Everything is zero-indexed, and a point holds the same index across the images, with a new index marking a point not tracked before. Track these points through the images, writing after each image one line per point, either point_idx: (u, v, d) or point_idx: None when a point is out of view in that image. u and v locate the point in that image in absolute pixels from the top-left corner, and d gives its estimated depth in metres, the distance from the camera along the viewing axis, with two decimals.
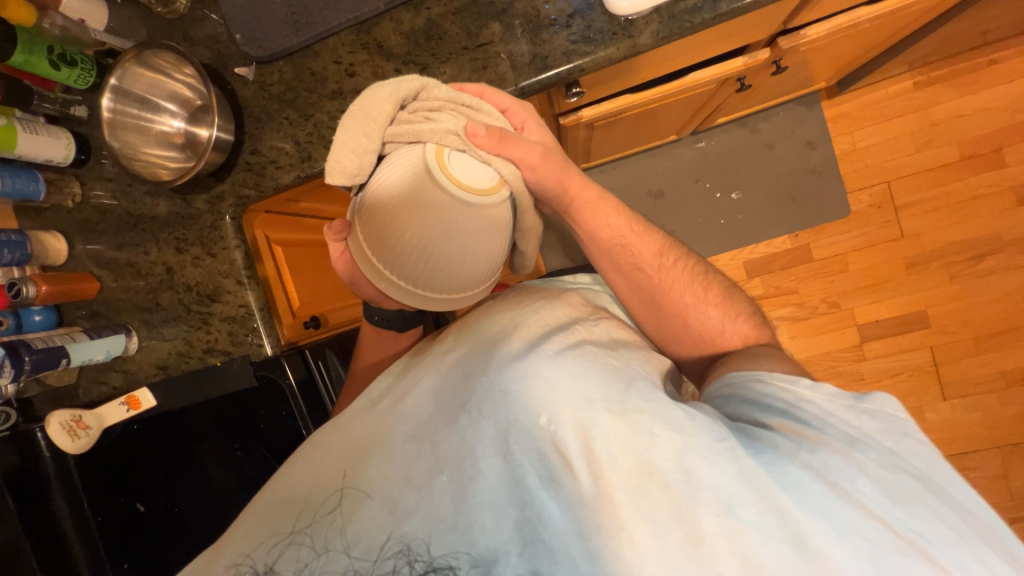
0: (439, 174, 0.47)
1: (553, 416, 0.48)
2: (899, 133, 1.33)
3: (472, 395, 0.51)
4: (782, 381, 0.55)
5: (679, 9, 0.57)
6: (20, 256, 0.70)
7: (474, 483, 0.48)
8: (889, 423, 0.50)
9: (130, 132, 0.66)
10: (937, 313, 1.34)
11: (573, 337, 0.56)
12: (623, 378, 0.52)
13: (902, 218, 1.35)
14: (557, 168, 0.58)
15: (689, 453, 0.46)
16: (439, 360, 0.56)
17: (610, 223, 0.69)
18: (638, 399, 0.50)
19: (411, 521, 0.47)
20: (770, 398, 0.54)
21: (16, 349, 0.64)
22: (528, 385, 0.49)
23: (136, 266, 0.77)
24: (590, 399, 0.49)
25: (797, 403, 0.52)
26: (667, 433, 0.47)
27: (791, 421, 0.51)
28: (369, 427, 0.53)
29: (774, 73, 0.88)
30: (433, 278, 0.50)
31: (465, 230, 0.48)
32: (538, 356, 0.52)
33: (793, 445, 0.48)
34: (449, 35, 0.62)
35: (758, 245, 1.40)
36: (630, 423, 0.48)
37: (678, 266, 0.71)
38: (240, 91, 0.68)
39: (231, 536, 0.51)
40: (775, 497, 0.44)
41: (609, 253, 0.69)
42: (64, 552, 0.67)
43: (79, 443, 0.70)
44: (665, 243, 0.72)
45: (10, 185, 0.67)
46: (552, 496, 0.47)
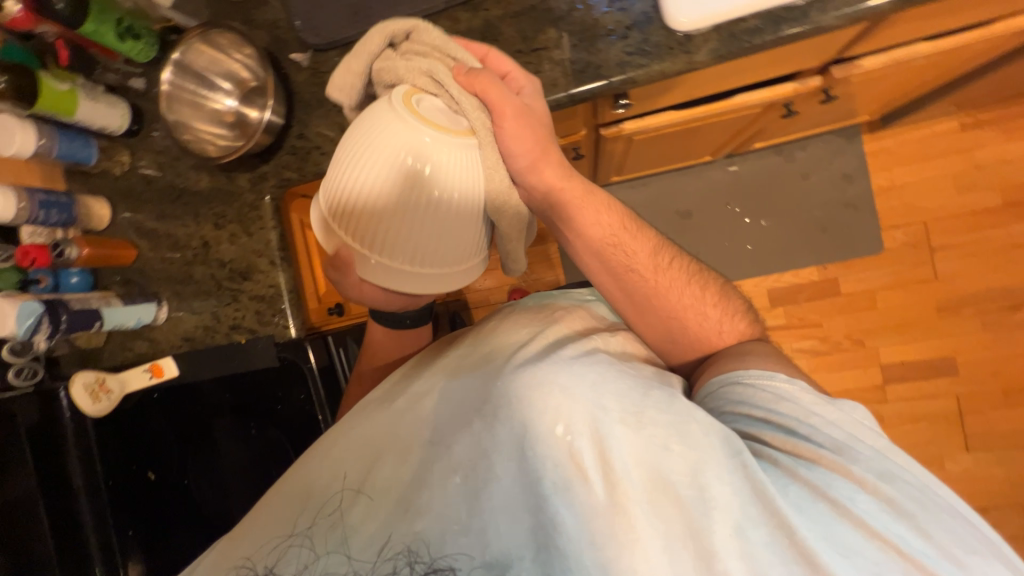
0: (411, 111, 0.47)
1: (570, 425, 0.46)
2: (940, 174, 1.31)
3: (487, 399, 0.50)
4: (760, 378, 0.53)
5: (740, 29, 0.56)
6: (65, 218, 0.73)
7: (489, 486, 0.47)
8: (864, 423, 0.49)
9: (184, 106, 0.68)
10: (965, 360, 1.30)
11: (587, 345, 0.55)
12: (640, 387, 0.50)
13: (936, 261, 1.31)
14: (534, 145, 0.53)
15: (704, 469, 0.45)
16: (452, 363, 0.56)
17: (599, 219, 0.62)
18: (655, 411, 0.48)
19: (422, 521, 0.47)
20: (752, 403, 0.52)
21: (54, 306, 0.67)
22: (546, 395, 0.47)
23: (174, 238, 0.78)
24: (605, 407, 0.47)
25: (776, 406, 0.51)
26: (683, 448, 0.46)
27: (783, 434, 0.49)
28: (378, 426, 0.53)
29: (823, 101, 0.87)
30: (400, 230, 0.49)
31: (432, 173, 0.46)
32: (553, 361, 0.50)
33: (791, 462, 0.47)
34: (504, 37, 0.62)
35: (784, 274, 1.37)
36: (644, 435, 0.46)
37: (675, 265, 0.65)
38: (293, 75, 0.69)
39: (237, 535, 0.52)
40: (783, 512, 0.43)
41: (601, 256, 0.63)
42: (72, 515, 0.70)
43: (99, 405, 0.73)
44: (660, 240, 0.66)
45: (65, 149, 0.70)
46: (563, 503, 0.45)
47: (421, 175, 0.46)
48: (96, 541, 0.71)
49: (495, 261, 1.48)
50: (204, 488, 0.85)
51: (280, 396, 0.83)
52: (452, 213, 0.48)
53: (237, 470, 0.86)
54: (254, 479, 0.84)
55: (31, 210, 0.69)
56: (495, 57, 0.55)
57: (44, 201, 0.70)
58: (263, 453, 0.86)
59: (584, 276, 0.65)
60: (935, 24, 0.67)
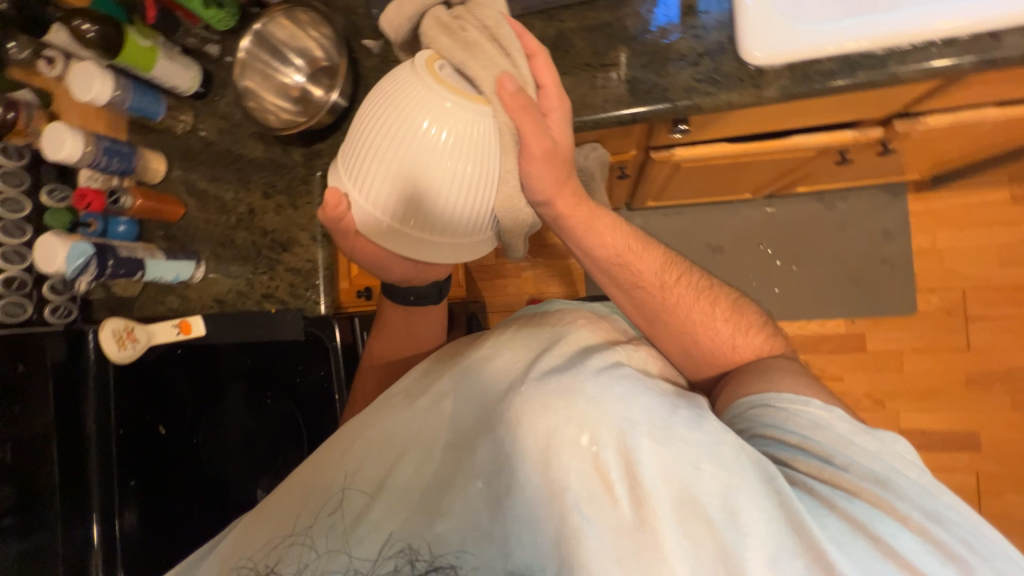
0: (432, 78, 0.50)
1: (597, 437, 0.45)
2: (985, 243, 1.27)
3: (511, 403, 0.48)
4: (792, 403, 0.53)
5: (814, 70, 0.56)
6: (124, 167, 0.75)
7: (511, 492, 0.45)
8: (904, 456, 0.48)
9: (255, 74, 0.70)
10: (990, 438, 1.26)
11: (613, 356, 0.55)
12: (668, 403, 0.49)
13: (970, 331, 1.28)
14: (554, 178, 0.55)
15: (735, 491, 0.44)
16: (474, 363, 0.55)
17: (606, 239, 0.61)
18: (684, 429, 0.47)
19: (444, 523, 0.46)
20: (785, 428, 0.52)
21: (104, 250, 0.70)
22: (572, 404, 0.47)
23: (223, 201, 0.80)
24: (634, 420, 0.46)
25: (811, 432, 0.50)
26: (713, 467, 0.45)
27: (816, 460, 0.49)
28: (396, 423, 0.53)
29: (880, 153, 0.86)
30: (399, 182, 0.53)
31: (450, 138, 0.50)
32: (580, 372, 0.50)
33: (829, 491, 0.46)
34: (575, 49, 0.63)
35: (810, 322, 1.35)
36: (672, 450, 0.45)
37: (682, 282, 0.64)
38: (362, 61, 0.71)
39: (246, 530, 0.52)
40: (819, 543, 0.42)
41: (608, 274, 0.63)
42: (82, 451, 0.76)
43: (125, 352, 0.76)
44: (669, 257, 0.65)
45: (136, 102, 0.73)
46: (591, 516, 0.43)
47: (440, 140, 0.50)
48: (97, 488, 0.76)
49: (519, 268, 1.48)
50: (212, 450, 0.85)
51: (299, 369, 0.82)
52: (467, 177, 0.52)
53: (246, 439, 0.84)
54: (261, 449, 0.84)
55: (95, 155, 0.72)
56: (540, 62, 0.52)
57: (108, 149, 0.73)
58: (277, 423, 0.83)
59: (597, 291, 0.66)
60: (1009, 91, 0.66)
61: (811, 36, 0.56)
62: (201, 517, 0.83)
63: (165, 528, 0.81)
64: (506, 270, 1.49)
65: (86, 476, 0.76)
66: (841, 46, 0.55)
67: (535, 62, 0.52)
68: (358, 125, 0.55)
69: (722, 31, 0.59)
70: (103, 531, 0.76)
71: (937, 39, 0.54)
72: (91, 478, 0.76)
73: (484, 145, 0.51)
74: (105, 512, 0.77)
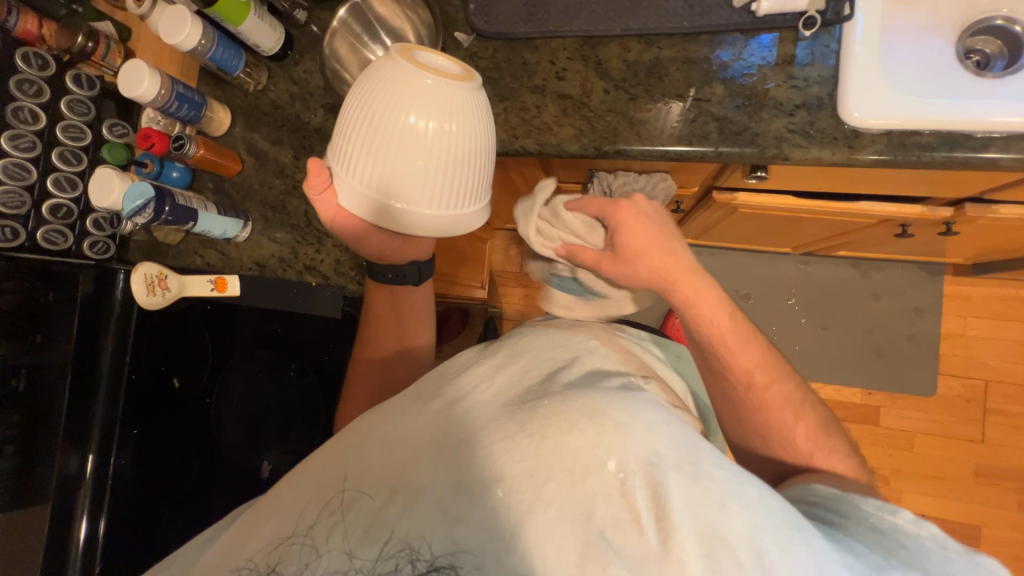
0: (409, 61, 0.48)
1: (624, 462, 0.40)
2: (1015, 338, 1.26)
3: (531, 415, 0.44)
4: (878, 508, 0.44)
5: (911, 141, 0.56)
6: (192, 115, 0.75)
7: (527, 515, 0.39)
8: None
9: (343, 44, 0.70)
10: (992, 534, 1.23)
11: (630, 380, 0.50)
12: (690, 433, 0.44)
13: (987, 423, 1.26)
14: (650, 267, 0.58)
15: (763, 532, 0.38)
16: (490, 372, 0.51)
17: (713, 322, 0.56)
18: (711, 463, 0.41)
19: (465, 529, 0.40)
20: (857, 509, 0.45)
21: (162, 195, 0.69)
22: (599, 425, 0.42)
23: (280, 165, 0.79)
24: (656, 450, 0.41)
25: (884, 521, 0.43)
26: (739, 506, 0.39)
27: (876, 538, 0.42)
28: (405, 424, 0.48)
29: (941, 233, 0.85)
30: (388, 164, 0.50)
31: (441, 122, 0.48)
32: (604, 392, 0.45)
33: (882, 561, 0.39)
34: (670, 79, 0.63)
35: (825, 385, 1.34)
36: (699, 485, 0.40)
37: (773, 386, 0.56)
38: (450, 52, 0.70)
39: (249, 524, 0.48)
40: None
41: (707, 355, 0.58)
42: (90, 391, 0.75)
43: (153, 299, 0.76)
44: (769, 357, 0.57)
45: (218, 54, 0.72)
46: (614, 546, 0.38)
47: (426, 127, 0.48)
48: (99, 427, 0.76)
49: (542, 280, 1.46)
50: (225, 414, 0.82)
51: (330, 348, 0.82)
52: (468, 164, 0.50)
53: (258, 408, 0.83)
54: (275, 418, 0.83)
55: (167, 99, 0.71)
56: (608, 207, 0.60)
57: (180, 94, 0.72)
58: (298, 398, 0.84)
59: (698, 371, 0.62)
60: None
61: (915, 107, 0.55)
62: (200, 482, 0.80)
63: (151, 476, 0.79)
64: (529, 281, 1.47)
65: (90, 411, 0.75)
66: (945, 122, 0.54)
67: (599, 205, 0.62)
68: (346, 109, 0.51)
69: (823, 86, 0.59)
70: (96, 466, 0.75)
71: None
72: (95, 417, 0.75)
73: (478, 127, 0.50)
74: (101, 450, 0.76)
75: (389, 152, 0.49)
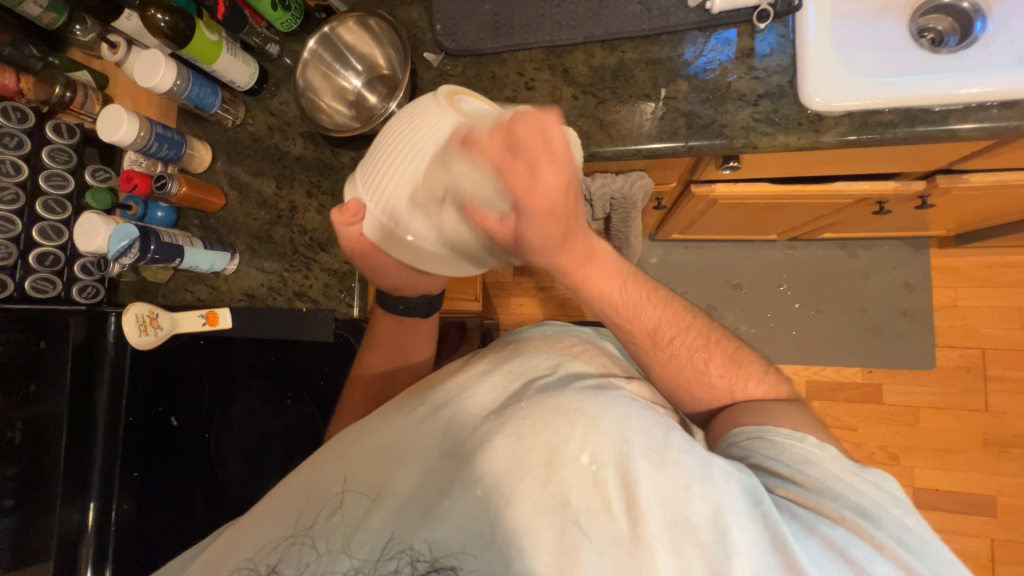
0: (469, 115, 0.50)
1: (596, 453, 0.41)
2: (1006, 304, 1.27)
3: (507, 415, 0.45)
4: (787, 437, 0.47)
5: (873, 120, 0.57)
6: (173, 154, 0.76)
7: (510, 506, 0.40)
8: (891, 497, 0.43)
9: (316, 75, 0.72)
10: (1007, 503, 1.22)
11: (607, 381, 0.51)
12: (662, 424, 0.46)
13: (989, 391, 1.26)
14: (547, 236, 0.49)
15: (728, 511, 0.39)
16: (469, 383, 0.51)
17: (608, 287, 0.54)
18: (680, 450, 0.42)
19: (443, 526, 0.40)
20: (779, 460, 0.46)
21: (148, 234, 0.69)
22: (573, 422, 0.43)
23: (264, 195, 0.80)
24: (626, 440, 0.42)
25: (803, 466, 0.45)
26: (705, 488, 0.40)
27: (797, 487, 0.44)
28: (390, 430, 0.48)
29: (918, 207, 0.87)
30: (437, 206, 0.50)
31: None
32: (578, 391, 0.46)
33: (812, 516, 0.41)
34: (635, 80, 0.65)
35: (826, 368, 1.34)
36: (666, 471, 0.41)
37: (680, 339, 0.56)
38: (420, 73, 0.72)
39: (243, 531, 0.47)
40: (800, 562, 0.37)
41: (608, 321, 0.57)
42: (88, 437, 0.74)
43: (145, 338, 0.76)
44: (670, 308, 0.57)
45: (194, 93, 0.74)
46: (587, 530, 0.39)
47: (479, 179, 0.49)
48: (99, 472, 0.75)
49: (536, 288, 1.46)
50: (223, 448, 0.82)
51: (325, 372, 0.82)
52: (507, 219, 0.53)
53: (255, 440, 0.82)
54: (275, 447, 0.82)
55: (147, 141, 0.72)
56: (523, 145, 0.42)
57: (160, 135, 0.73)
58: (297, 426, 0.83)
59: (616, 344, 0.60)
60: None
61: (873, 88, 0.57)
62: (201, 518, 0.79)
63: (156, 518, 0.78)
64: (523, 289, 1.47)
65: (90, 456, 0.74)
66: (902, 99, 0.56)
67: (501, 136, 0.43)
68: (392, 140, 0.51)
69: (783, 75, 0.61)
70: (99, 513, 0.74)
71: (996, 102, 0.54)
72: (93, 463, 0.74)
73: None
74: (103, 494, 0.75)
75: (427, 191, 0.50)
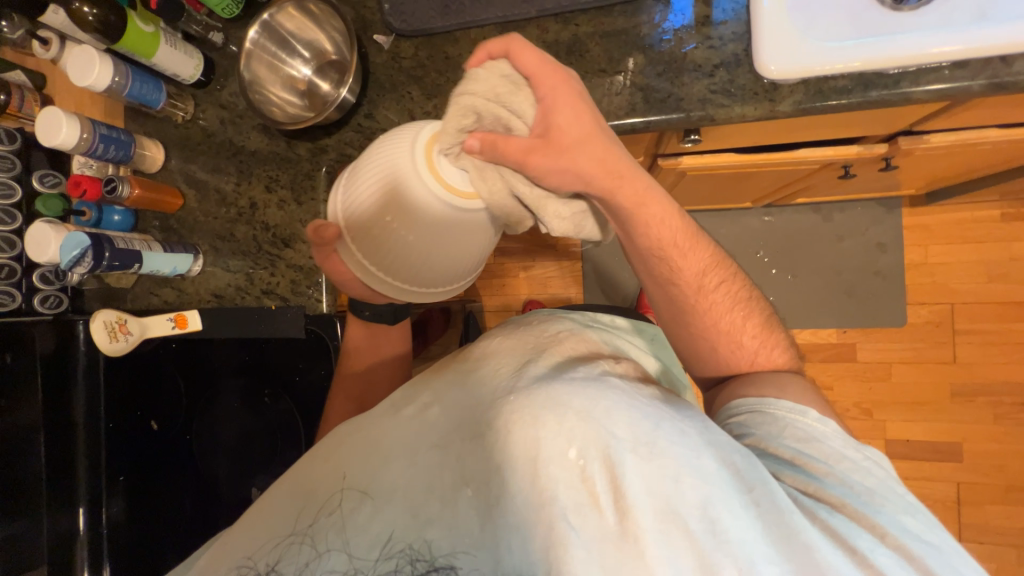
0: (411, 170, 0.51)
1: (584, 448, 0.41)
2: (974, 259, 1.30)
3: (494, 412, 0.45)
4: (791, 413, 0.53)
5: (828, 86, 0.57)
6: (122, 156, 0.73)
7: (502, 502, 0.41)
8: (887, 477, 0.49)
9: (262, 66, 0.69)
10: (972, 449, 1.29)
11: (597, 368, 0.50)
12: (652, 412, 0.45)
13: (957, 344, 1.31)
14: (592, 160, 0.52)
15: (715, 502, 0.40)
16: (469, 374, 0.52)
17: (656, 230, 0.58)
18: (669, 441, 0.42)
19: (435, 528, 0.42)
20: (783, 440, 0.51)
21: (99, 241, 0.67)
22: (560, 416, 0.42)
23: (223, 193, 0.77)
24: (616, 433, 0.42)
25: (805, 446, 0.51)
26: (693, 479, 0.41)
27: (802, 474, 0.48)
28: (382, 431, 0.49)
29: (883, 169, 0.87)
30: (383, 250, 0.55)
31: (418, 224, 0.52)
32: (567, 383, 0.45)
33: (813, 504, 0.45)
34: (590, 54, 0.63)
35: (803, 330, 1.37)
36: (654, 463, 0.41)
37: (721, 288, 0.62)
38: (371, 56, 0.69)
39: (241, 531, 0.48)
40: (798, 549, 0.40)
41: (648, 264, 0.62)
42: (70, 444, 0.75)
43: (115, 345, 0.74)
44: (715, 259, 0.63)
45: (136, 89, 0.70)
46: (575, 526, 0.40)
47: (412, 234, 0.53)
48: (85, 479, 0.75)
49: (518, 267, 1.45)
50: (207, 446, 0.85)
51: (300, 367, 0.81)
52: (446, 262, 0.56)
53: (241, 436, 0.84)
54: (260, 443, 0.84)
55: (92, 142, 0.69)
56: (536, 62, 0.51)
57: (104, 136, 0.70)
58: (275, 422, 0.83)
59: (649, 291, 0.64)
60: (1011, 114, 0.67)
61: (824, 53, 0.56)
62: (193, 513, 0.83)
63: (152, 519, 0.81)
64: (505, 270, 1.46)
65: (73, 463, 0.75)
66: (854, 65, 0.55)
67: (522, 61, 0.51)
68: (351, 182, 0.56)
69: (738, 43, 0.59)
70: (89, 519, 0.75)
71: (949, 62, 0.54)
72: (80, 471, 0.75)
73: (467, 239, 0.55)
74: (91, 501, 0.75)
75: (376, 238, 0.55)
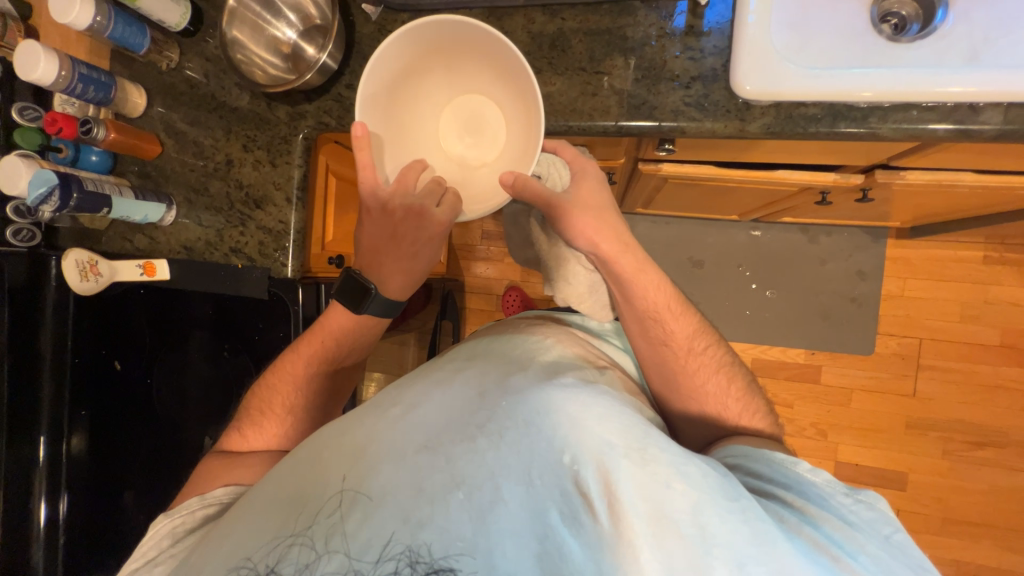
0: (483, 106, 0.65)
1: (576, 455, 0.45)
2: (949, 297, 1.31)
3: (489, 415, 0.48)
4: (784, 461, 0.53)
5: (798, 113, 0.57)
6: (101, 97, 0.73)
7: (496, 507, 0.43)
8: (884, 515, 0.47)
9: (245, 25, 0.68)
10: (917, 480, 1.32)
11: (586, 376, 0.54)
12: (642, 421, 0.48)
13: (918, 378, 1.33)
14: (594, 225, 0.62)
15: (705, 509, 0.42)
16: (458, 375, 0.54)
17: (652, 293, 0.65)
18: (659, 448, 0.45)
19: (429, 532, 0.42)
20: (773, 469, 0.53)
21: (69, 182, 0.68)
22: (554, 424, 0.47)
23: (200, 146, 0.77)
24: (609, 442, 0.45)
25: (795, 477, 0.51)
26: (684, 485, 0.43)
27: (794, 495, 0.49)
28: (366, 431, 0.49)
29: (860, 200, 0.87)
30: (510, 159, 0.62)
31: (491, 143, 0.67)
32: (556, 391, 0.49)
33: (798, 520, 0.46)
34: (573, 52, 0.62)
35: (772, 348, 1.40)
36: (647, 469, 0.44)
37: (708, 351, 0.66)
38: (358, 25, 0.69)
39: (229, 540, 0.47)
40: (786, 556, 0.40)
41: (640, 323, 0.65)
42: (34, 376, 0.81)
43: (84, 285, 0.76)
44: (701, 325, 0.68)
45: (118, 32, 0.70)
46: (570, 533, 0.43)
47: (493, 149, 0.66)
48: (48, 411, 0.82)
49: (504, 253, 1.46)
50: (165, 392, 0.87)
51: (261, 328, 0.83)
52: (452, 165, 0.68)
53: (200, 386, 0.86)
54: (219, 396, 0.86)
55: (70, 81, 0.69)
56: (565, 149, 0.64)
57: (84, 76, 0.69)
58: (234, 377, 0.85)
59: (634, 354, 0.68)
60: (985, 162, 0.67)
61: (804, 78, 0.55)
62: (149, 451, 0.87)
63: (108, 453, 0.86)
64: (490, 253, 1.47)
65: (37, 395, 0.81)
66: (830, 95, 0.55)
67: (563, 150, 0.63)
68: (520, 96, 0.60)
69: (718, 57, 0.59)
70: (49, 449, 0.82)
71: (923, 103, 0.54)
72: (42, 402, 0.81)
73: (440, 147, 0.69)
74: (52, 432, 0.82)
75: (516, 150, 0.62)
